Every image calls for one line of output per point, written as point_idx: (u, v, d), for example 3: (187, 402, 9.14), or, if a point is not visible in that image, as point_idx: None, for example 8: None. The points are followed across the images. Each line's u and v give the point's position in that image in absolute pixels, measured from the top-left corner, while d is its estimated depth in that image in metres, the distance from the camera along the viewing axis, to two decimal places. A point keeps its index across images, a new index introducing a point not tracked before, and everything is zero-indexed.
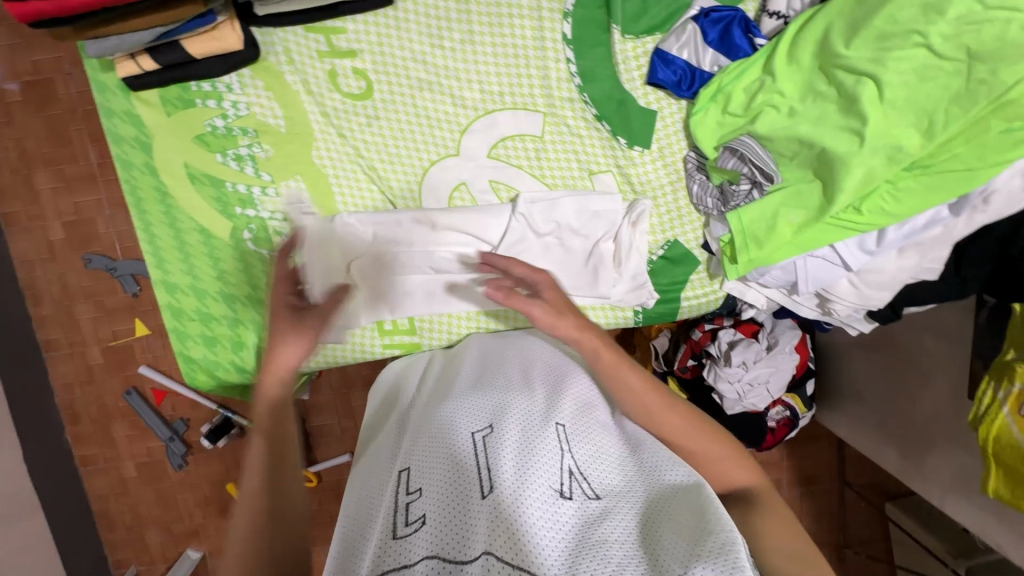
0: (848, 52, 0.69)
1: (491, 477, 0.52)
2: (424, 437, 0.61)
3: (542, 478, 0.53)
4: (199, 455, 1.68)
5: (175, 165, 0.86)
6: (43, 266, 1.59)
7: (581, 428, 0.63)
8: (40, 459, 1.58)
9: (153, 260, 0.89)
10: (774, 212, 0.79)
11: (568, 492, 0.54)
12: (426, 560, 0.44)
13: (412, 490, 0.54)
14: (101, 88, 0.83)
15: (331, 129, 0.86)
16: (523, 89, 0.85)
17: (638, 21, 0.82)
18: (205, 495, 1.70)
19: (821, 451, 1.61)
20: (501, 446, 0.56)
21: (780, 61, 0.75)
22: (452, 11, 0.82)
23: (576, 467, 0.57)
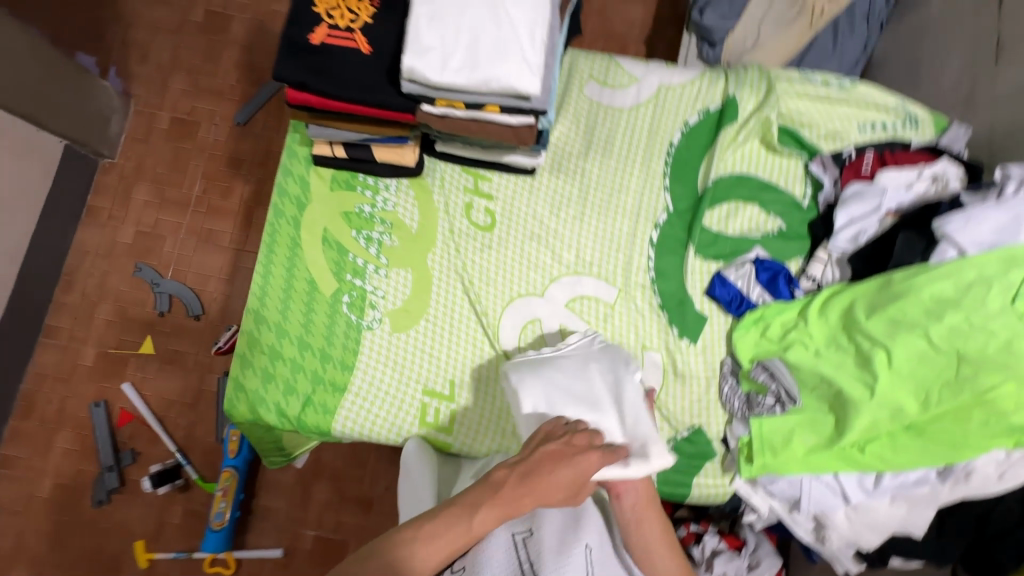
0: (867, 323, 0.89)
1: None
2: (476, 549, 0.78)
3: None
4: (124, 497, 1.63)
5: (316, 226, 1.02)
6: (94, 260, 1.76)
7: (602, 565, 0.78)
8: None
9: (257, 291, 0.99)
10: (793, 428, 0.92)
11: None
12: None
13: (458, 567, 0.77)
14: (291, 154, 1.03)
15: (450, 243, 1.04)
16: (609, 266, 1.05)
17: (708, 248, 1.06)
18: (103, 545, 1.59)
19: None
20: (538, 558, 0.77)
21: (813, 313, 0.96)
22: (572, 196, 1.07)
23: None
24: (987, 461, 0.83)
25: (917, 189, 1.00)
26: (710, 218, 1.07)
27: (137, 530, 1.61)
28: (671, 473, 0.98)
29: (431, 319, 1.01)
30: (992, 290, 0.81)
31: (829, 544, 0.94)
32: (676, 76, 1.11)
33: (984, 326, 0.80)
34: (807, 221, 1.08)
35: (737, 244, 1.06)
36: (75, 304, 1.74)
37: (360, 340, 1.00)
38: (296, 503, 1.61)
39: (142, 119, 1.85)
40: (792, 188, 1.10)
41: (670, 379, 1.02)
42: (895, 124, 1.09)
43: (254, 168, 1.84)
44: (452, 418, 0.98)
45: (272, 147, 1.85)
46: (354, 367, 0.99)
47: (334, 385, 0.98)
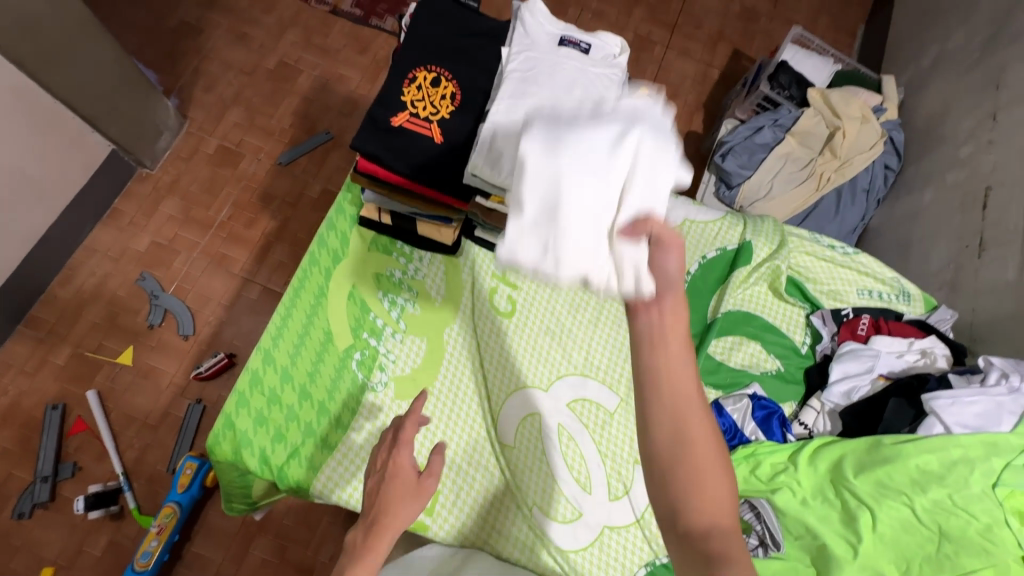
0: (855, 481, 0.92)
1: None
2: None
3: None
4: (48, 515, 1.51)
5: (345, 280, 1.06)
6: (101, 260, 1.76)
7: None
8: None
9: (272, 330, 0.99)
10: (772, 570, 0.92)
11: None
12: None
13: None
14: (339, 210, 1.09)
15: (469, 322, 1.08)
16: (614, 374, 1.08)
17: (709, 375, 1.11)
18: (8, 566, 1.45)
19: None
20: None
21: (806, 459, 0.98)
22: (590, 301, 1.12)
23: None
24: None
25: (908, 358, 1.06)
26: (715, 347, 1.13)
27: (52, 555, 1.47)
28: None
29: (435, 393, 1.02)
30: (974, 473, 0.84)
31: None
32: (700, 213, 1.22)
33: (966, 508, 0.84)
34: (804, 368, 1.14)
35: (736, 376, 1.11)
36: (69, 299, 1.71)
37: (361, 401, 1.00)
38: (230, 557, 1.45)
39: (190, 139, 1.93)
40: (793, 334, 1.17)
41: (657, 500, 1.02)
42: (889, 295, 1.19)
43: (284, 206, 1.90)
44: (434, 498, 0.98)
45: (306, 190, 1.92)
46: (349, 427, 0.98)
47: (326, 441, 0.97)
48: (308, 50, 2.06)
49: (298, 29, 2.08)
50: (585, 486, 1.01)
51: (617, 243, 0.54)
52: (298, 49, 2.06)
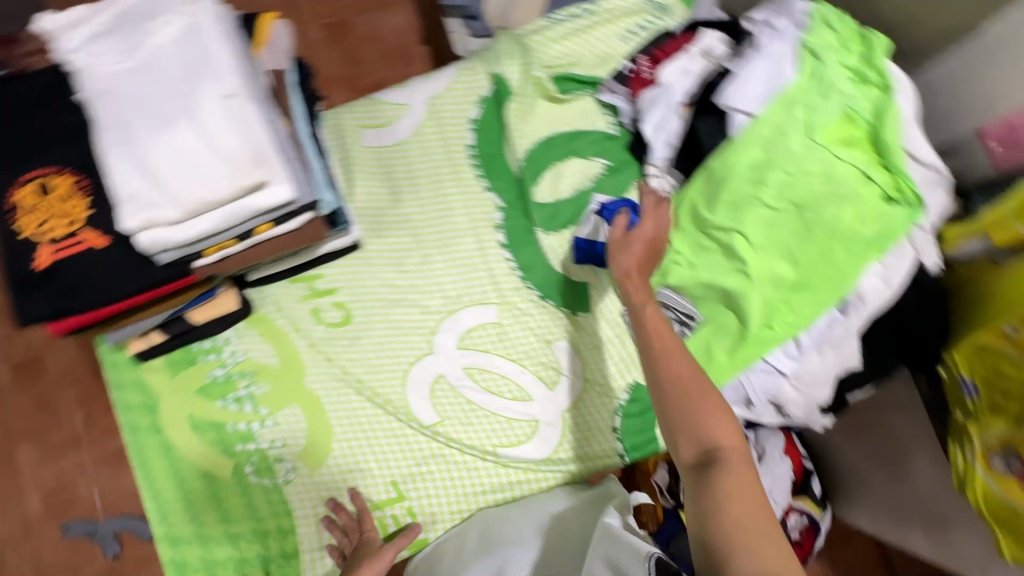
0: (714, 216, 0.90)
1: None
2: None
3: None
4: None
5: (178, 418, 0.94)
6: (16, 547, 1.58)
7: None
8: None
9: (157, 515, 0.91)
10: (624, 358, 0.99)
11: None
12: None
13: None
14: (114, 365, 0.94)
15: (319, 356, 0.98)
16: (477, 289, 1.02)
17: (553, 220, 1.05)
18: None
19: (857, 550, 1.56)
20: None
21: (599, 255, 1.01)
22: (408, 245, 1.02)
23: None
24: (869, 275, 0.87)
25: (696, 69, 1.00)
26: (540, 192, 1.05)
27: None
28: (634, 436, 0.98)
29: (342, 438, 0.96)
30: (791, 136, 0.85)
31: (797, 416, 0.97)
32: (439, 81, 1.08)
33: (802, 168, 0.85)
34: (626, 145, 1.08)
35: (576, 202, 1.05)
36: None
37: (286, 499, 0.93)
38: None
39: None
40: (597, 123, 1.08)
41: (587, 356, 1.01)
42: (650, 20, 1.10)
43: None
44: (413, 515, 0.96)
45: None
46: (294, 527, 0.93)
47: (285, 554, 0.92)
48: None
49: None
50: (523, 397, 0.99)
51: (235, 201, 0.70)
52: None
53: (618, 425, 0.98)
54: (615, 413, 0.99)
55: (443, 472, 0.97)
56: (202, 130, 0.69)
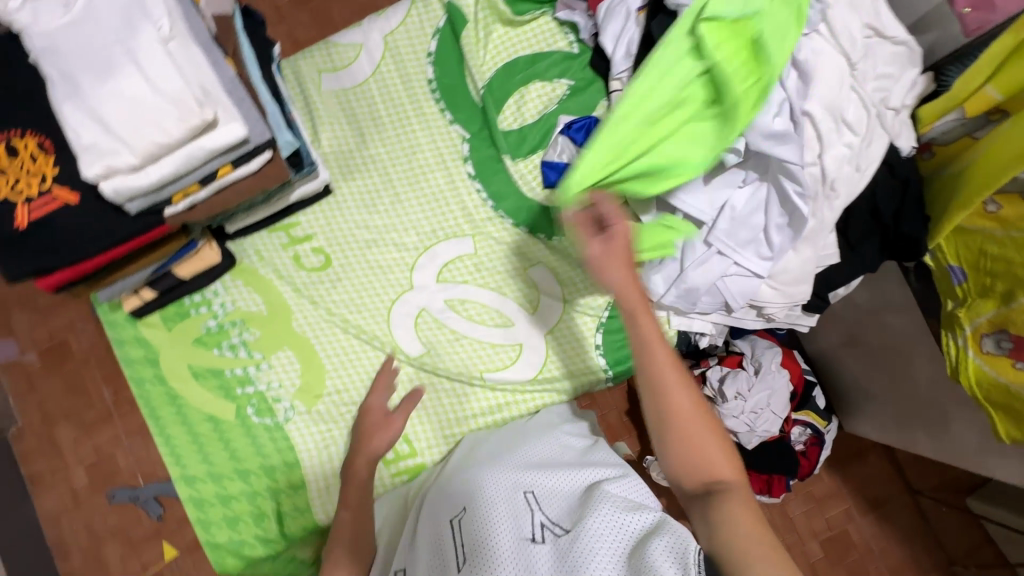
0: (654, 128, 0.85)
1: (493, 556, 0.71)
2: (414, 536, 0.83)
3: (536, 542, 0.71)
4: None
5: (180, 369, 0.99)
6: None
7: (548, 489, 0.80)
8: None
9: (171, 458, 0.98)
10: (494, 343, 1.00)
11: (539, 538, 0.73)
12: None
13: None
14: (114, 325, 1.00)
15: (304, 300, 1.01)
16: (450, 222, 1.03)
17: (521, 147, 1.04)
18: None
19: (871, 464, 1.56)
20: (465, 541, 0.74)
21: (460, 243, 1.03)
22: (379, 187, 1.04)
23: (547, 518, 0.75)
24: (842, 164, 0.83)
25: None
26: (505, 121, 1.05)
27: None
28: (616, 351, 1.00)
29: (334, 375, 1.00)
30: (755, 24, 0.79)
31: (779, 317, 0.98)
32: (393, 19, 1.07)
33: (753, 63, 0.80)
34: (588, 64, 1.06)
35: (541, 127, 1.04)
36: None
37: (287, 435, 0.98)
38: None
39: None
40: (556, 44, 1.07)
41: (565, 278, 1.01)
42: None
43: None
44: (408, 442, 1.00)
45: None
46: (298, 461, 0.98)
47: (293, 485, 0.97)
48: None
49: None
50: (505, 323, 1.01)
51: (189, 142, 0.72)
52: None
53: (600, 342, 1.00)
54: (596, 331, 1.01)
55: (435, 404, 1.01)
56: (143, 73, 0.71)
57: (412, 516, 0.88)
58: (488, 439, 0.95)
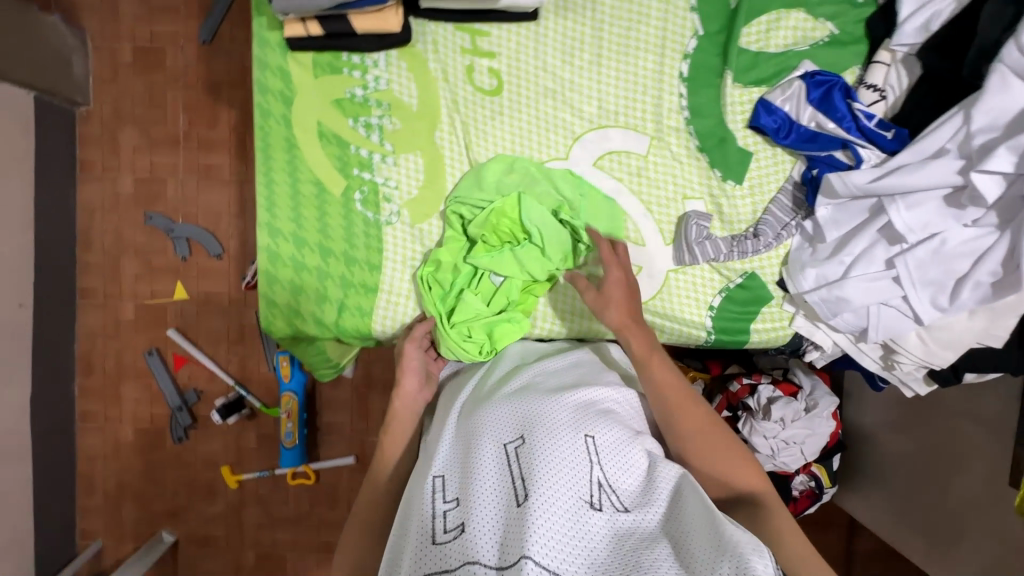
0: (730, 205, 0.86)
1: (523, 487, 0.65)
2: (457, 444, 0.75)
3: (576, 490, 0.66)
4: (200, 430, 1.78)
5: (308, 122, 0.93)
6: (103, 215, 1.76)
7: (606, 440, 0.74)
8: (47, 401, 1.68)
9: (264, 202, 0.93)
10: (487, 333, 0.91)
11: (594, 500, 0.67)
12: (469, 566, 0.60)
13: (449, 497, 0.69)
14: (263, 43, 0.91)
15: (457, 116, 0.93)
16: (636, 113, 0.93)
17: (748, 73, 0.92)
18: (197, 472, 1.78)
19: (830, 539, 1.59)
20: (524, 467, 0.68)
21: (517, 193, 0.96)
22: (586, 40, 0.92)
23: (606, 478, 0.70)
24: None
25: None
26: (747, 36, 0.92)
27: (223, 457, 1.78)
28: (726, 321, 0.94)
29: (451, 203, 0.94)
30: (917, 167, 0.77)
31: (899, 369, 0.92)
32: None
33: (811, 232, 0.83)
34: (864, 20, 0.91)
35: (779, 63, 0.92)
36: (100, 259, 1.77)
37: (382, 238, 0.94)
38: (356, 414, 1.72)
39: (103, 55, 1.73)
40: None
41: (717, 229, 0.94)
42: None
43: (234, 90, 1.74)
44: None
45: (245, 62, 1.74)
46: (381, 266, 0.94)
47: (365, 286, 0.94)
48: None
49: None
50: (636, 240, 0.95)
51: None
52: None
53: (715, 305, 0.94)
54: (717, 292, 0.95)
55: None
56: None
57: (457, 421, 0.80)
58: (551, 367, 0.88)
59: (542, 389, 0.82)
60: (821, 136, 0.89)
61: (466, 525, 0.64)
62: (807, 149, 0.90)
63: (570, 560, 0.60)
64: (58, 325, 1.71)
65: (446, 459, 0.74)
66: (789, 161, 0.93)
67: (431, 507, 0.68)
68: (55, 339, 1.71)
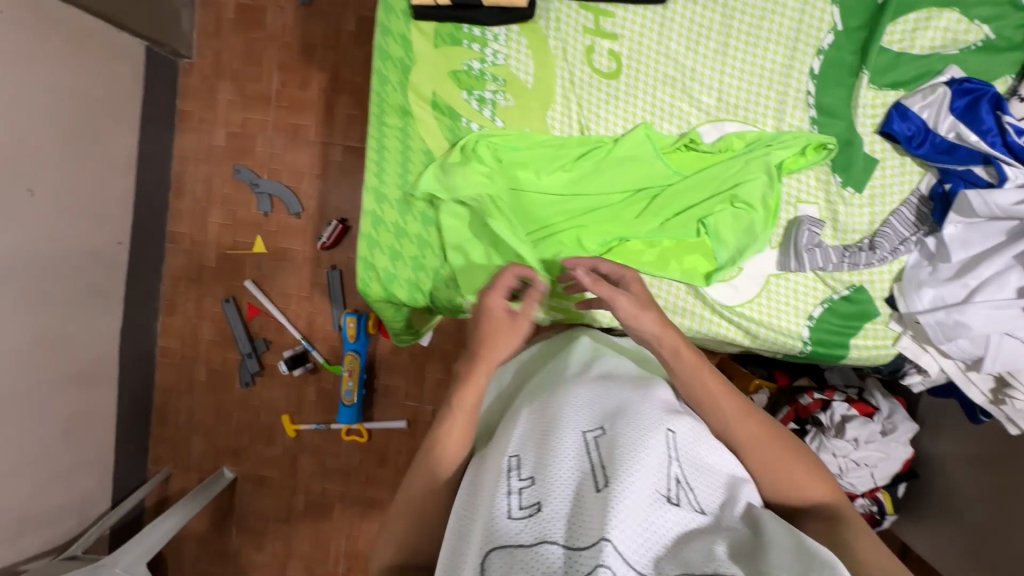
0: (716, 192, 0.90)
1: (605, 473, 0.60)
2: (537, 418, 0.68)
3: (656, 483, 0.60)
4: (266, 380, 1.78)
5: (424, 90, 0.94)
6: (195, 165, 1.81)
7: (688, 437, 0.68)
8: (130, 335, 1.71)
9: (374, 168, 0.96)
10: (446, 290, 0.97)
11: (674, 499, 0.61)
12: (551, 546, 0.54)
13: (523, 476, 0.62)
14: (388, 10, 0.92)
15: (571, 97, 0.92)
16: (757, 108, 0.90)
17: (885, 74, 0.87)
18: (258, 422, 1.77)
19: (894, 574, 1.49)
20: (610, 456, 0.61)
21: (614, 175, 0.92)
22: (713, 27, 0.89)
23: (685, 476, 0.64)
24: None
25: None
26: (890, 35, 0.87)
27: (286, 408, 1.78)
28: (826, 334, 0.91)
29: None
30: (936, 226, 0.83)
31: (1011, 407, 0.85)
32: None
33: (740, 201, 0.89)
34: None
35: (924, 68, 0.86)
36: (189, 206, 1.81)
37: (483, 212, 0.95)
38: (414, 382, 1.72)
39: (208, 11, 1.79)
40: None
41: (828, 237, 0.90)
42: None
43: (327, 52, 1.76)
44: None
45: (342, 26, 1.76)
46: (480, 240, 0.95)
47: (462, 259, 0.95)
48: None
49: None
50: None
51: None
52: None
53: (816, 315, 0.92)
54: (818, 303, 0.92)
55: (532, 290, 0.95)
56: None
57: (536, 401, 0.73)
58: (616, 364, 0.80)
59: (623, 380, 0.76)
60: (959, 148, 0.84)
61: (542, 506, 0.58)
62: (941, 161, 0.85)
63: (647, 552, 0.55)
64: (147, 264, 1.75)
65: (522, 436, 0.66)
66: (918, 172, 0.88)
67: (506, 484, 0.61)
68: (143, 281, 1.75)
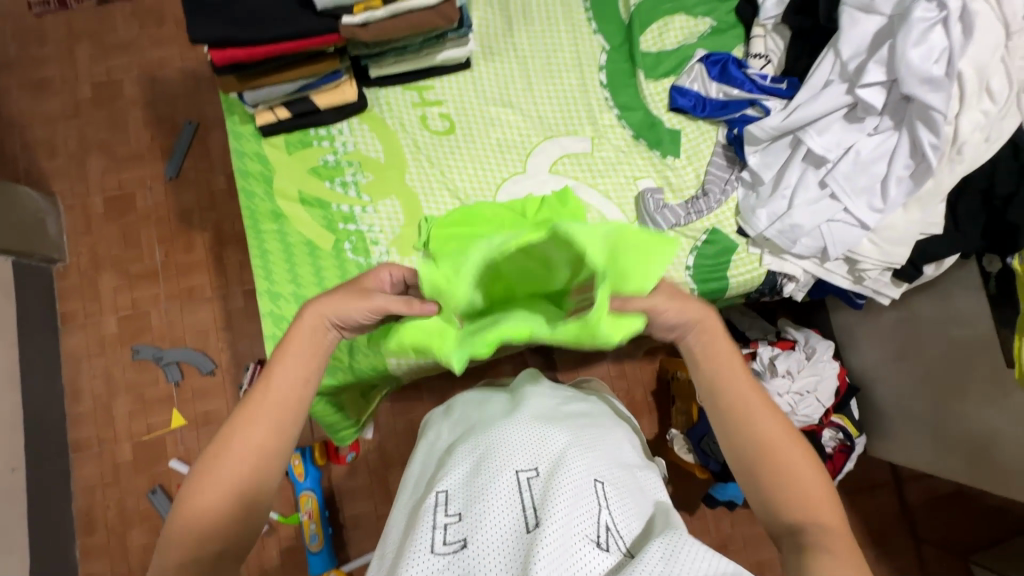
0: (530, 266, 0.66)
1: (430, 510, 0.75)
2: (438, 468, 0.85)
3: (461, 504, 0.74)
4: (355, 498, 1.57)
5: (290, 192, 1.02)
6: (90, 361, 1.67)
7: (519, 462, 0.77)
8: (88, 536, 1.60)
9: (262, 273, 0.99)
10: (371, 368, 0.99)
11: (445, 539, 0.70)
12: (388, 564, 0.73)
13: (451, 512, 0.73)
14: (237, 136, 1.03)
15: (421, 158, 1.05)
16: (574, 121, 1.07)
17: (657, 68, 1.08)
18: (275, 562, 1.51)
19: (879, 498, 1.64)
20: (432, 506, 0.75)
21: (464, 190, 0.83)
22: (514, 72, 1.08)
23: (466, 512, 0.72)
24: (976, 131, 0.87)
25: None
26: (645, 42, 1.09)
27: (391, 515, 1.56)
28: (706, 272, 1.03)
29: None
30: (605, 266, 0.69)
31: (868, 278, 1.01)
32: None
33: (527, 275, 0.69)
34: (732, 10, 1.10)
35: (678, 56, 1.08)
36: (90, 408, 1.66)
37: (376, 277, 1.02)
38: (381, 499, 1.57)
39: (75, 210, 1.73)
40: None
41: (670, 198, 1.05)
42: None
43: (206, 213, 1.73)
44: None
45: (213, 186, 1.75)
46: None
47: None
48: (109, 58, 1.77)
49: (82, 41, 1.77)
50: None
51: None
52: (98, 62, 1.77)
53: (691, 263, 1.03)
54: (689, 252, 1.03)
55: None
56: None
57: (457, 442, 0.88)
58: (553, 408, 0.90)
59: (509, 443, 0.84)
60: (730, 102, 1.04)
61: (467, 542, 0.69)
62: (723, 115, 1.05)
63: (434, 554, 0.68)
64: (46, 484, 1.54)
65: (455, 476, 0.79)
66: (712, 129, 1.07)
67: (432, 517, 0.73)
68: (47, 504, 1.54)
